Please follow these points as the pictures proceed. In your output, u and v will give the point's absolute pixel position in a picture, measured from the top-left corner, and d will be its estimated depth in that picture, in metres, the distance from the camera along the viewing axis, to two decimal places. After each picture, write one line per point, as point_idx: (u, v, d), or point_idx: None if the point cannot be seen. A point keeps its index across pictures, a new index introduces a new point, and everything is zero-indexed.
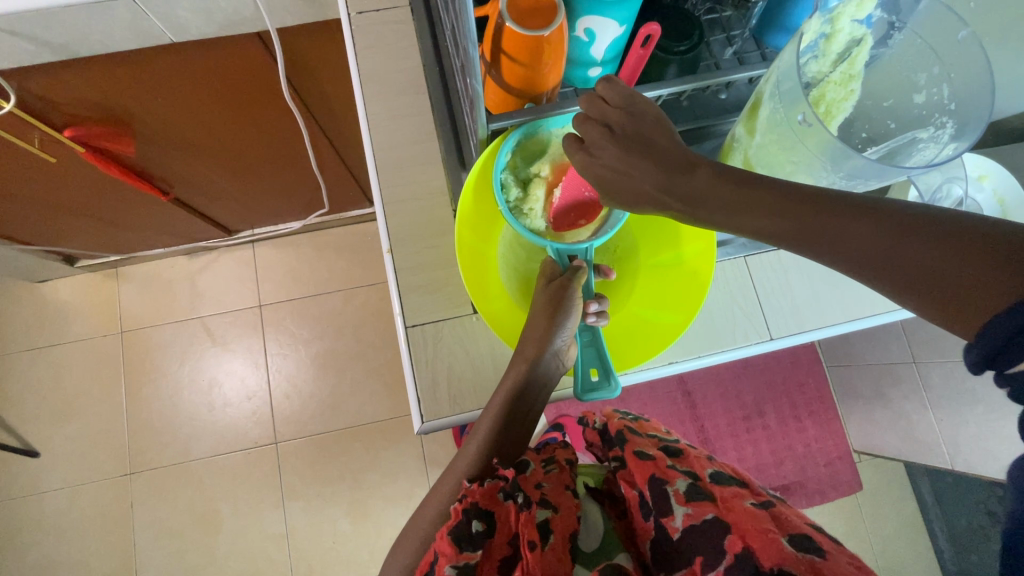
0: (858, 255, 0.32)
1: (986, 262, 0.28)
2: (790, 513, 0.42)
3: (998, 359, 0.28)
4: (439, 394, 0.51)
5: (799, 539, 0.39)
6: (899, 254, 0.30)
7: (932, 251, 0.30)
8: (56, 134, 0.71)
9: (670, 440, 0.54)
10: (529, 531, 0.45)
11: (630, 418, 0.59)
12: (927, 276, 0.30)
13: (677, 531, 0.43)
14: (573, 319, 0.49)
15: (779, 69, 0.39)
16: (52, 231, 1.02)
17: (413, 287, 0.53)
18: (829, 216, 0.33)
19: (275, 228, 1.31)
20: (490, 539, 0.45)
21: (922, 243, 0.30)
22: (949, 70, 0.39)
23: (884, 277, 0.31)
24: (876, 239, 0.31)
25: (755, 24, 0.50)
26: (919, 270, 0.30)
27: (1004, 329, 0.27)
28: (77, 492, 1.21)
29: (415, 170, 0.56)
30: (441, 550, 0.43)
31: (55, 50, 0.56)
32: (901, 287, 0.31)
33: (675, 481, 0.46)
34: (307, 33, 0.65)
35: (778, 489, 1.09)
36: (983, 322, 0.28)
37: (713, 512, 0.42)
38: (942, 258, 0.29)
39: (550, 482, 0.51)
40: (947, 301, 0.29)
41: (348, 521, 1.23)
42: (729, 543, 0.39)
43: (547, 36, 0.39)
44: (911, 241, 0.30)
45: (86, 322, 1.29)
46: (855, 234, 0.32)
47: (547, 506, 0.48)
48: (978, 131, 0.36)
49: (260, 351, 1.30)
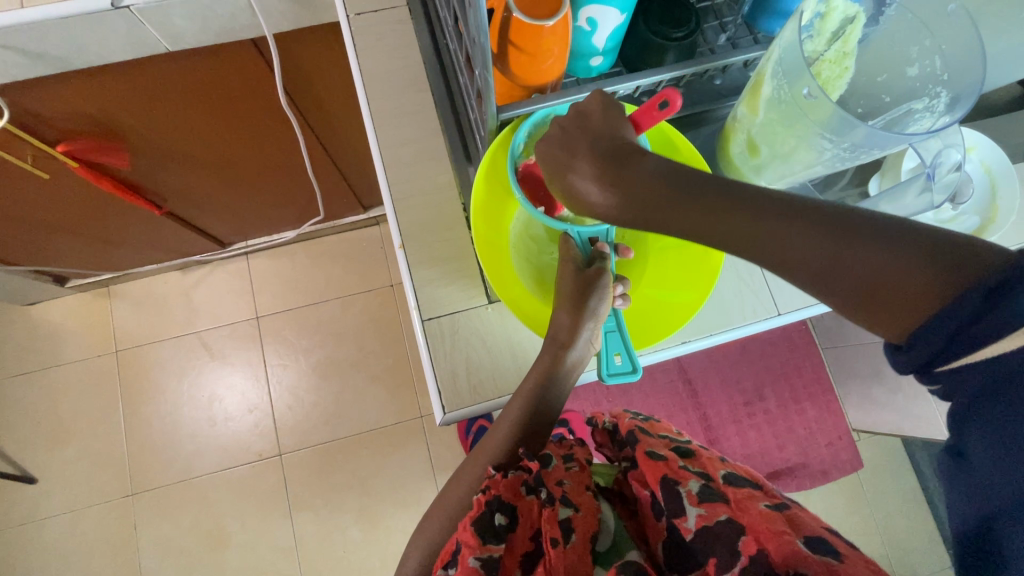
0: (798, 261, 0.33)
1: (920, 263, 0.30)
2: (804, 516, 0.42)
3: (929, 362, 0.31)
4: (460, 384, 0.51)
5: (813, 541, 0.39)
6: (839, 258, 0.32)
7: (877, 251, 0.31)
8: (49, 149, 0.70)
9: (681, 441, 0.54)
10: (551, 528, 0.44)
11: (641, 418, 0.59)
12: (864, 281, 0.32)
13: (690, 533, 0.43)
14: (604, 304, 0.49)
15: (780, 48, 0.40)
16: (43, 251, 1.00)
17: (426, 280, 0.54)
18: (773, 224, 0.34)
19: (269, 239, 1.31)
20: (512, 532, 0.45)
21: (860, 246, 0.32)
22: (941, 43, 0.40)
23: (821, 282, 0.33)
24: (826, 246, 0.32)
25: (747, 9, 0.51)
26: (860, 275, 0.32)
27: (939, 338, 0.30)
28: (78, 516, 1.19)
29: (422, 167, 0.56)
30: (464, 540, 0.44)
31: (48, 63, 0.56)
32: (840, 291, 0.33)
33: (687, 482, 0.46)
34: (302, 38, 0.65)
35: (783, 471, 1.10)
36: (917, 326, 0.31)
37: (726, 513, 0.42)
38: (882, 257, 0.31)
39: (571, 479, 0.49)
40: (874, 304, 0.32)
41: (357, 529, 1.22)
42: (745, 545, 0.39)
43: (551, 25, 0.40)
44: (855, 244, 0.32)
45: (79, 343, 1.27)
46: (796, 242, 0.33)
47: (569, 505, 0.46)
48: (969, 100, 0.38)
49: (259, 363, 1.29)
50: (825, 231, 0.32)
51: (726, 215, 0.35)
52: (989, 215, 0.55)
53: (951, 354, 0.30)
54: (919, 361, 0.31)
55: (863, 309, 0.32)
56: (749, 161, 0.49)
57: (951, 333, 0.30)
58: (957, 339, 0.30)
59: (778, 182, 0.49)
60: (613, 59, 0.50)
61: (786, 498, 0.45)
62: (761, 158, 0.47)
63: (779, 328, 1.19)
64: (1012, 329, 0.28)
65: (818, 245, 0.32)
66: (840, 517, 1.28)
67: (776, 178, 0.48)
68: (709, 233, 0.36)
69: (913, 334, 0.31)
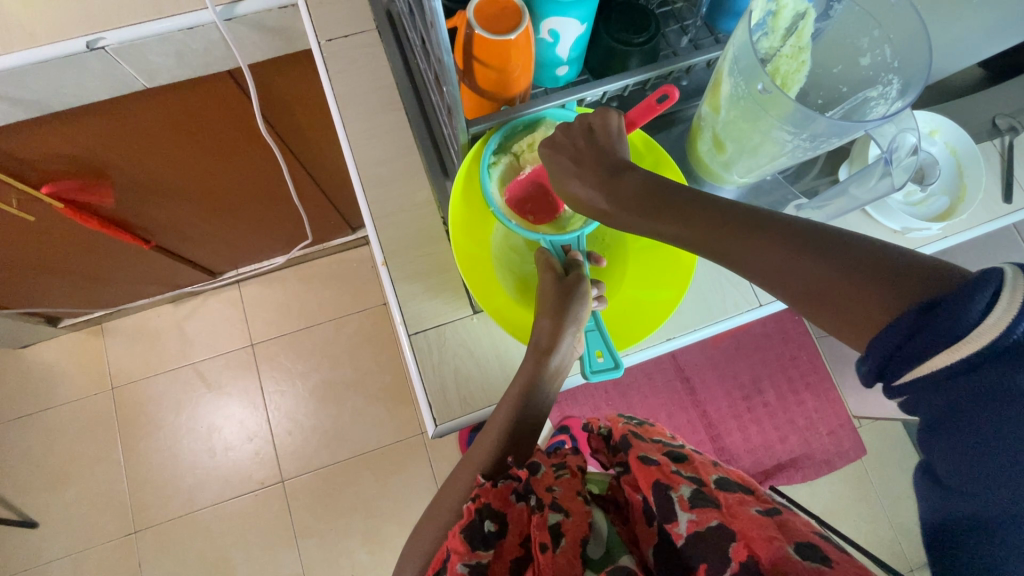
0: (773, 276, 0.34)
1: (877, 284, 0.31)
2: (795, 520, 0.42)
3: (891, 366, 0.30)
4: (449, 396, 0.52)
5: (806, 548, 0.38)
6: (805, 275, 0.33)
7: (856, 270, 0.32)
8: (34, 191, 0.71)
9: (675, 445, 0.54)
10: (540, 533, 0.44)
11: (636, 423, 0.59)
12: (819, 294, 0.33)
13: (682, 538, 0.43)
14: (585, 309, 0.49)
15: (734, 47, 0.42)
16: (33, 292, 1.01)
17: (410, 295, 0.54)
18: (755, 236, 0.35)
19: (259, 266, 1.31)
20: (502, 539, 0.45)
21: (818, 260, 0.33)
22: (888, 32, 0.42)
23: (787, 290, 0.34)
24: (784, 262, 0.34)
25: (705, 11, 0.52)
26: (835, 299, 0.32)
27: (886, 346, 0.29)
28: (82, 558, 1.18)
29: (401, 184, 0.57)
30: (453, 547, 0.44)
31: (27, 107, 0.56)
32: (809, 304, 0.33)
33: (679, 487, 0.46)
34: (276, 67, 0.67)
35: (786, 463, 1.10)
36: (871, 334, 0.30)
37: (716, 519, 0.42)
38: (842, 275, 0.32)
39: (561, 486, 0.49)
40: (835, 314, 0.32)
41: (364, 551, 1.21)
42: (735, 551, 0.39)
43: (512, 39, 0.41)
44: (833, 262, 0.32)
45: (74, 383, 1.26)
46: (759, 252, 0.35)
47: (558, 510, 0.46)
48: (918, 82, 0.39)
49: (256, 391, 1.29)
50: (786, 246, 0.34)
51: (720, 240, 0.36)
52: (958, 193, 0.57)
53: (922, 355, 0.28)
54: (876, 372, 0.31)
55: (837, 329, 0.33)
56: (718, 159, 0.50)
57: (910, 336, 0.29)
58: (912, 346, 0.29)
59: (748, 176, 0.50)
60: (579, 68, 0.52)
61: (778, 503, 0.45)
62: (730, 154, 0.48)
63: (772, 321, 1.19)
64: (951, 342, 0.27)
65: (780, 256, 0.34)
66: (847, 507, 1.28)
67: (746, 172, 0.49)
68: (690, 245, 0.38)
69: (870, 344, 0.30)
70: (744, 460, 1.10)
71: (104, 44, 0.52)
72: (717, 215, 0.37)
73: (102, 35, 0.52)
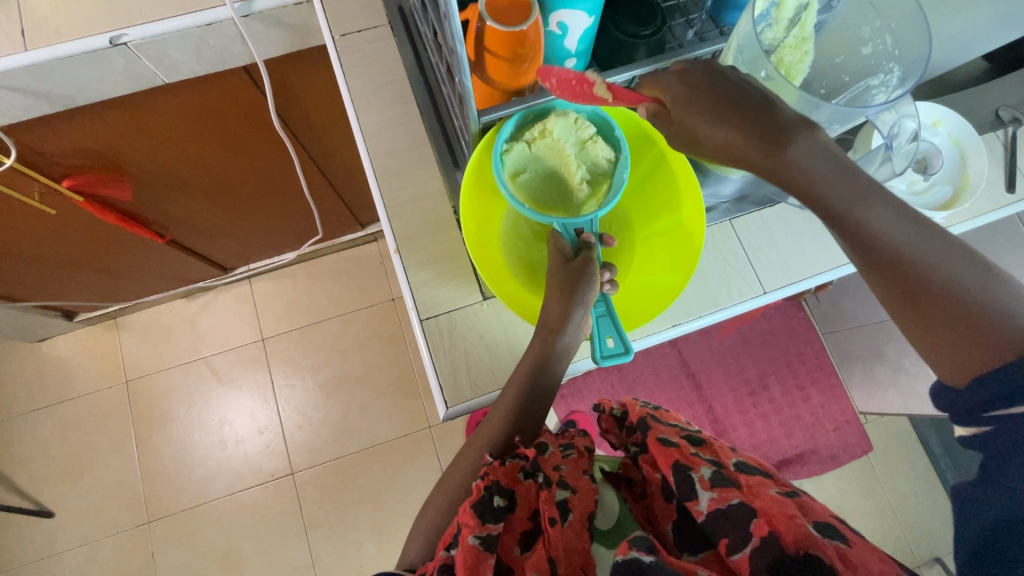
0: (918, 277, 0.38)
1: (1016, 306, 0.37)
2: (812, 503, 0.44)
3: (983, 405, 0.38)
4: (460, 379, 0.53)
5: (823, 527, 0.40)
6: (949, 282, 0.38)
7: (988, 288, 0.38)
8: (55, 184, 0.73)
9: (692, 430, 0.55)
10: (549, 508, 0.45)
11: (652, 406, 0.60)
12: (950, 308, 0.38)
13: (703, 515, 0.44)
14: (593, 290, 0.50)
15: (738, 36, 0.44)
16: (51, 286, 1.03)
17: (422, 282, 0.56)
18: (914, 226, 0.38)
19: (270, 262, 1.34)
20: (511, 513, 0.46)
21: (964, 269, 0.38)
22: (889, 21, 0.43)
23: (915, 295, 0.38)
24: (937, 262, 0.38)
25: (711, 5, 0.54)
26: (969, 309, 0.37)
27: (998, 386, 0.37)
28: (96, 547, 1.20)
29: (412, 175, 0.59)
30: (464, 521, 0.44)
31: (52, 101, 0.58)
32: (930, 314, 0.38)
33: (699, 467, 0.47)
34: (291, 63, 0.68)
35: (793, 458, 1.10)
36: (978, 371, 0.38)
37: (738, 498, 0.43)
38: (981, 288, 0.38)
39: (568, 465, 0.51)
40: (949, 333, 0.38)
41: (373, 544, 1.22)
42: (757, 527, 0.40)
43: (524, 30, 0.43)
44: (972, 278, 0.38)
45: (89, 376, 1.29)
46: (911, 242, 0.38)
47: (565, 487, 0.48)
48: (918, 69, 0.41)
49: (267, 386, 1.30)
50: (937, 248, 0.38)
51: (881, 214, 0.38)
52: (961, 182, 0.58)
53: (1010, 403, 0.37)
54: (974, 403, 0.39)
55: (941, 351, 0.39)
56: None
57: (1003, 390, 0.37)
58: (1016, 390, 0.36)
59: None
60: (587, 61, 0.53)
61: (796, 488, 0.46)
62: None
63: (778, 316, 1.20)
64: None
65: (933, 254, 0.38)
66: (854, 502, 1.28)
67: None
68: (855, 221, 0.38)
69: (977, 376, 0.38)
70: (750, 454, 1.11)
71: (127, 40, 0.54)
72: (871, 192, 0.39)
73: (124, 31, 0.54)
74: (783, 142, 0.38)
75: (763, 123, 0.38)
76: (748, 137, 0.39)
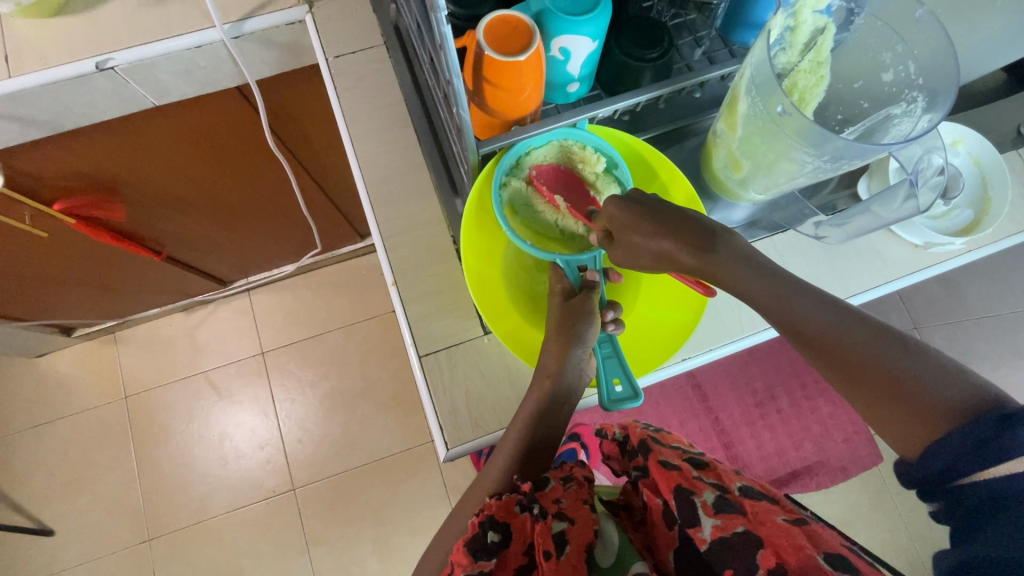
0: (850, 364, 0.38)
1: (951, 390, 0.35)
2: (825, 533, 0.41)
3: (941, 477, 0.34)
4: (460, 418, 0.51)
5: (837, 557, 0.38)
6: (882, 368, 0.37)
7: (920, 373, 0.36)
8: (46, 208, 0.71)
9: (695, 452, 0.52)
10: (544, 541, 0.44)
11: (653, 428, 0.56)
12: (894, 395, 0.36)
13: (706, 543, 0.42)
14: (593, 328, 0.49)
15: (751, 65, 0.41)
16: (47, 304, 1.01)
17: (420, 315, 0.54)
18: (836, 313, 0.39)
19: (269, 274, 1.32)
20: (507, 548, 0.44)
21: (892, 352, 0.37)
22: (912, 48, 0.41)
23: (854, 382, 0.38)
24: (864, 348, 0.38)
25: (720, 23, 0.51)
26: (913, 397, 0.36)
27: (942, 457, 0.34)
28: (97, 565, 1.19)
29: (410, 202, 0.57)
30: (457, 560, 0.43)
31: (39, 127, 0.56)
32: (873, 399, 0.37)
33: (703, 492, 0.45)
34: (285, 83, 0.67)
35: (801, 471, 1.07)
36: (926, 443, 0.35)
37: (743, 526, 0.42)
38: (914, 371, 0.36)
39: (570, 495, 0.49)
40: (904, 413, 0.36)
41: (375, 559, 1.20)
42: (763, 558, 0.39)
43: (523, 60, 0.40)
44: (902, 363, 0.37)
45: (88, 391, 1.27)
46: (833, 328, 0.39)
47: (563, 519, 0.47)
48: (945, 98, 0.38)
49: (267, 400, 1.29)
50: (862, 332, 0.38)
51: (803, 303, 0.40)
52: (982, 206, 0.55)
53: (956, 473, 0.33)
54: (929, 475, 0.35)
55: (897, 430, 0.36)
56: (734, 176, 0.49)
57: (949, 460, 0.33)
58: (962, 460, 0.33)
59: (765, 194, 0.49)
60: (591, 85, 0.51)
61: (803, 512, 0.44)
62: (745, 172, 0.47)
63: None
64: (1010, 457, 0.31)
65: (857, 339, 0.38)
66: (863, 514, 1.26)
67: (762, 190, 0.48)
68: (776, 309, 0.41)
69: (930, 447, 0.34)
70: (758, 468, 1.09)
71: (114, 64, 0.52)
72: (786, 287, 0.41)
73: (111, 56, 0.52)
74: (711, 246, 0.43)
75: (685, 232, 0.43)
76: (680, 243, 0.43)
